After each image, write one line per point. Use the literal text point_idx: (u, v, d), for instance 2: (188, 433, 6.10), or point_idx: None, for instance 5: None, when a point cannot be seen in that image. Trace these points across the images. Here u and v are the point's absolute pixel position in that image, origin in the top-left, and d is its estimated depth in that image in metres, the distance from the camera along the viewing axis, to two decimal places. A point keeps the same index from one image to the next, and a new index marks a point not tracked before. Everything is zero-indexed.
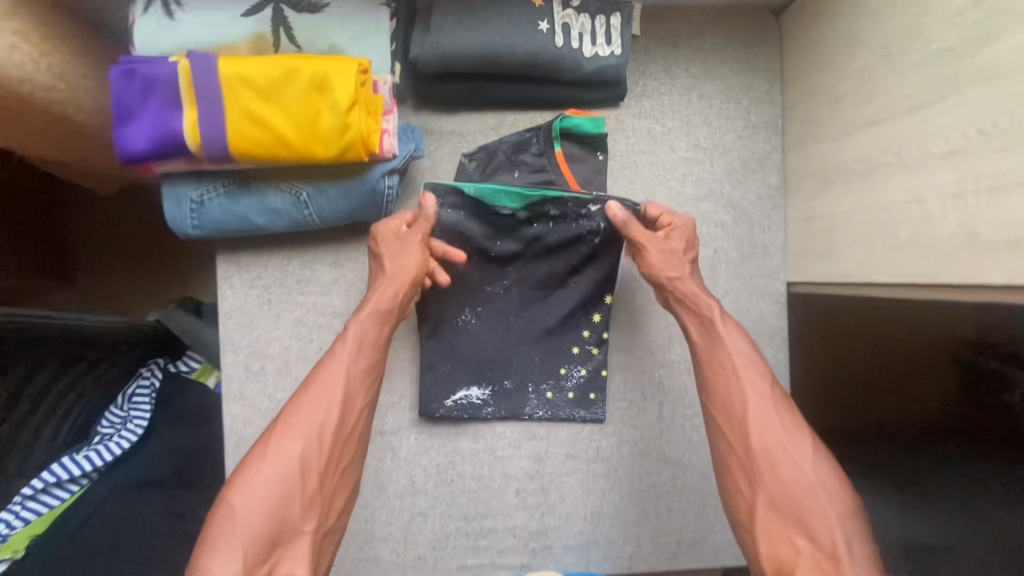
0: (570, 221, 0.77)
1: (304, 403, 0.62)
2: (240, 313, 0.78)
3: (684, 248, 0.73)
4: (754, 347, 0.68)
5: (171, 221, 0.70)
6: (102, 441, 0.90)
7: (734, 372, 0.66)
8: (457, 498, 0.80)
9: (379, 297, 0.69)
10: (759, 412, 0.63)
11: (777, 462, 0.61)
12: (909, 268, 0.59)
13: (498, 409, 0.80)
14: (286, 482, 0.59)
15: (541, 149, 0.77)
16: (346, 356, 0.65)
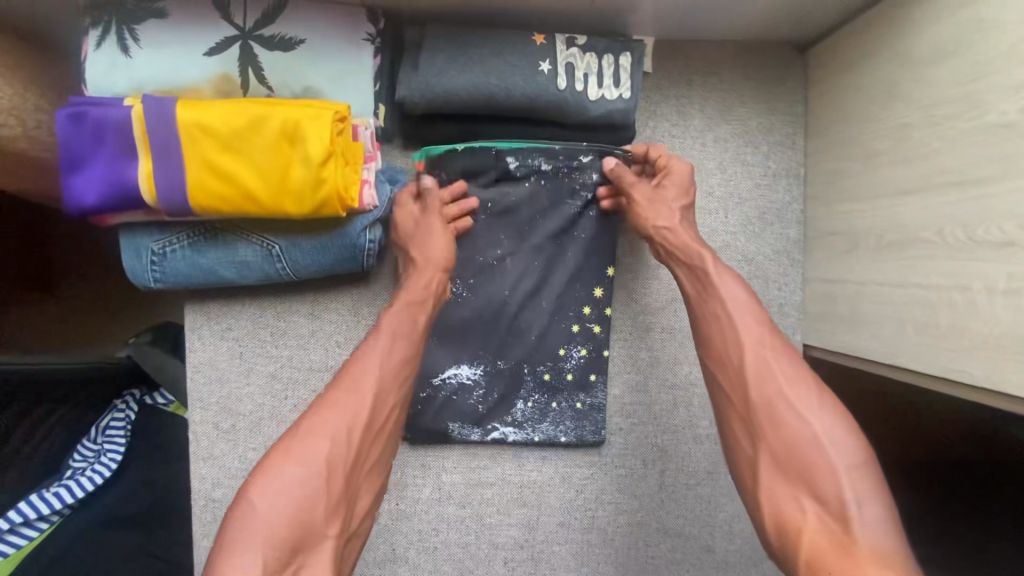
0: (565, 180, 0.71)
1: (333, 397, 0.54)
2: (210, 366, 0.72)
3: (678, 196, 0.67)
4: (755, 297, 0.60)
5: (131, 272, 0.64)
6: (73, 475, 0.84)
7: (729, 320, 0.58)
8: (440, 567, 0.74)
9: (412, 288, 0.64)
10: (758, 359, 0.55)
11: (785, 415, 0.52)
12: (948, 362, 0.53)
13: (491, 390, 0.73)
14: (309, 482, 0.49)
15: (537, 192, 0.71)
16: (381, 347, 0.58)
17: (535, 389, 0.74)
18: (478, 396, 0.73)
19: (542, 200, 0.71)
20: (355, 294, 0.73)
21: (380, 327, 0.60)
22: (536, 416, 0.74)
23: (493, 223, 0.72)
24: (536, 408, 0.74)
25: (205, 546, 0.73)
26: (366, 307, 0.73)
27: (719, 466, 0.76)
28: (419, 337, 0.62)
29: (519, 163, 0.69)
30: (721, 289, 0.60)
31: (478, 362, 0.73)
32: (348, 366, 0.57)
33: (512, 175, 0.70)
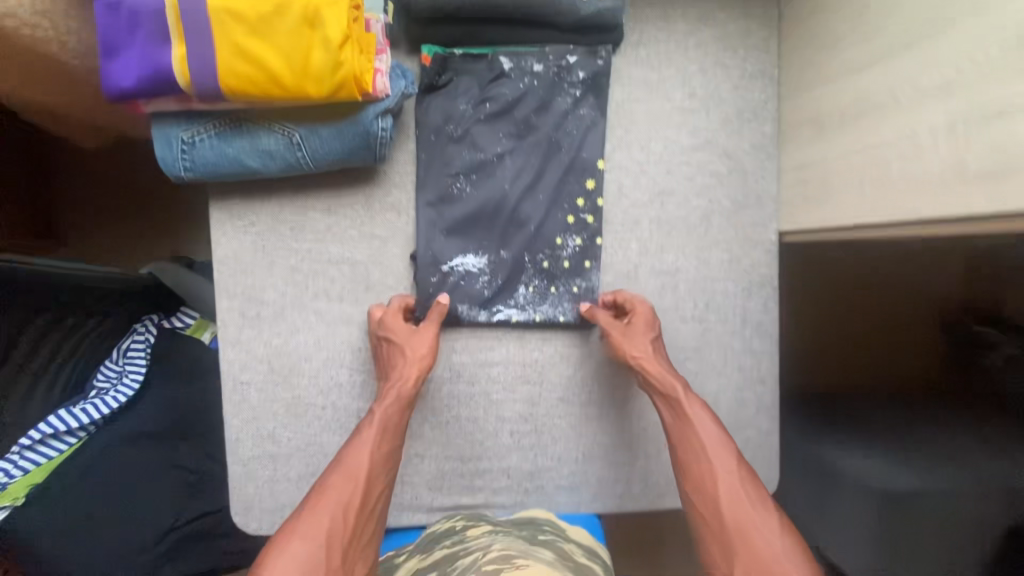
0: (554, 77, 0.79)
1: (329, 486, 0.69)
2: (235, 259, 0.78)
3: (650, 332, 0.78)
4: (720, 426, 0.74)
5: (162, 162, 0.70)
6: (98, 394, 1.03)
7: (703, 451, 0.72)
8: (453, 440, 0.82)
9: (400, 385, 0.75)
10: (729, 491, 0.69)
11: (750, 536, 0.66)
12: (902, 205, 0.60)
13: (495, 277, 0.81)
14: (313, 560, 0.64)
15: (533, 86, 0.78)
16: (368, 438, 0.72)
17: (535, 274, 0.81)
18: (484, 282, 0.81)
19: (535, 95, 0.79)
20: (367, 190, 0.79)
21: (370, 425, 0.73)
22: (535, 299, 0.81)
23: (492, 125, 0.79)
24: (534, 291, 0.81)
25: (235, 426, 0.80)
26: (378, 203, 0.79)
27: (702, 343, 0.84)
28: (401, 429, 0.75)
29: (513, 65, 0.78)
30: (693, 417, 0.74)
31: (483, 253, 0.81)
32: (348, 461, 0.71)
33: (508, 77, 0.78)
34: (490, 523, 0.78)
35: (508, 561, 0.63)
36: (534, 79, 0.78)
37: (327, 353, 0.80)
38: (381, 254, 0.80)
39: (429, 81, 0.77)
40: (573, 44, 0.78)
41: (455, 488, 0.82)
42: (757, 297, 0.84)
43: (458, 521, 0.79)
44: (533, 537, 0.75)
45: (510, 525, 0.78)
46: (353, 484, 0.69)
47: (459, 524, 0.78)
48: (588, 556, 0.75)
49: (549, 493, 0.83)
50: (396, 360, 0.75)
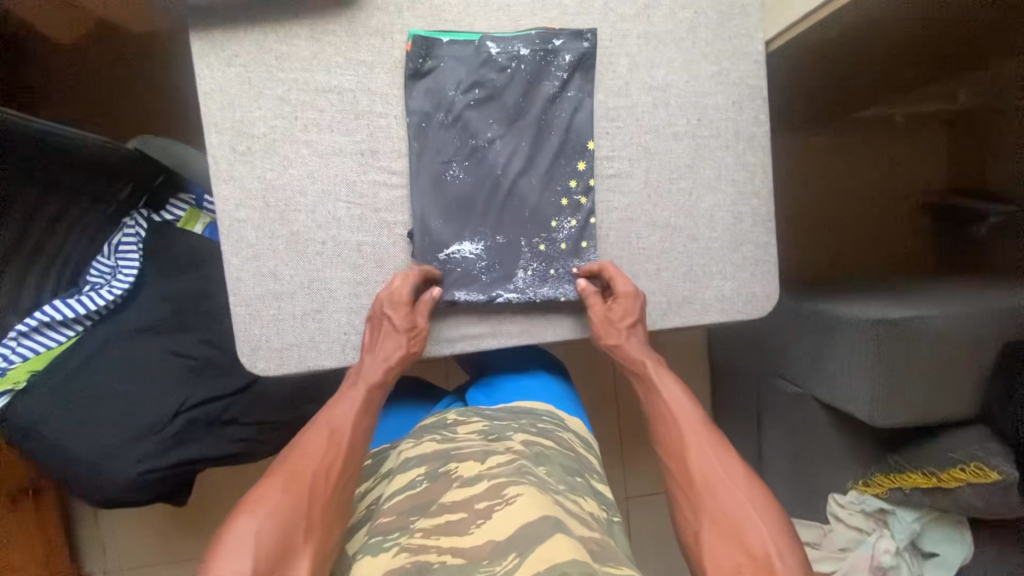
0: (540, 60, 0.80)
1: (307, 447, 0.70)
2: (221, 92, 0.77)
3: (629, 318, 0.82)
4: (687, 392, 0.79)
5: None
6: (93, 288, 1.03)
7: (672, 415, 0.76)
8: (455, 270, 0.82)
9: (381, 355, 0.78)
10: (696, 448, 0.71)
11: (716, 487, 0.67)
12: None
13: (493, 263, 0.83)
14: (295, 507, 0.63)
15: (519, 71, 0.80)
16: (353, 408, 0.75)
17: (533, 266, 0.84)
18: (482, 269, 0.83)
19: None
20: (350, 15, 0.78)
21: (354, 398, 0.76)
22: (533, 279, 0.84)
23: (483, 109, 0.81)
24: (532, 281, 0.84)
25: (235, 265, 0.79)
26: (362, 27, 0.78)
27: (696, 159, 0.84)
28: (378, 398, 0.78)
29: (500, 49, 0.80)
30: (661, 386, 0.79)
31: (480, 240, 0.83)
32: (333, 429, 0.72)
33: (495, 60, 0.80)
34: (481, 419, 0.85)
35: (499, 491, 0.64)
36: (522, 63, 0.80)
37: (322, 186, 0.79)
38: (368, 82, 0.79)
39: (417, 70, 0.79)
40: (558, 28, 0.80)
41: (461, 317, 0.84)
42: (748, 110, 0.84)
43: (450, 415, 0.88)
44: (530, 425, 0.84)
45: (507, 417, 0.86)
46: (333, 446, 0.70)
47: (450, 418, 0.86)
48: (582, 444, 0.87)
49: (554, 312, 0.85)
50: (381, 332, 0.79)
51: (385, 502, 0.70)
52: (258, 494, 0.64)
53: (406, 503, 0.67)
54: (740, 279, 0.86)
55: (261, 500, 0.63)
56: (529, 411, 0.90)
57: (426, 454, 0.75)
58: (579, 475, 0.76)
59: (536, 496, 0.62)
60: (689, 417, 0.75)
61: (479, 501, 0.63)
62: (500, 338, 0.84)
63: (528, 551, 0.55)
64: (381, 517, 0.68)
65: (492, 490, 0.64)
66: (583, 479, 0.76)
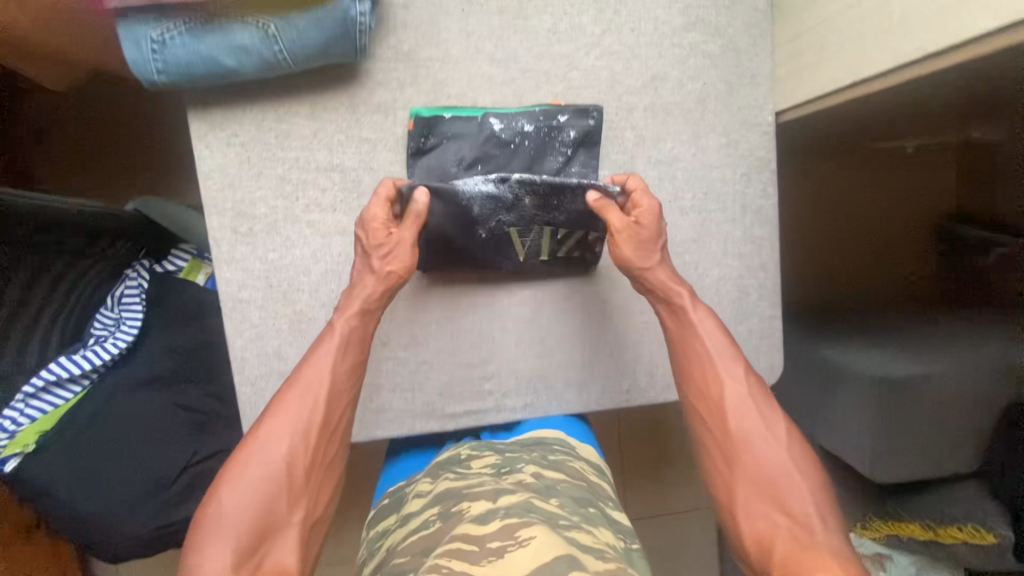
0: (544, 136, 0.79)
1: (278, 414, 0.71)
2: (221, 173, 0.76)
3: (655, 236, 0.77)
4: (722, 330, 0.78)
5: (133, 64, 0.66)
6: (98, 342, 1.03)
7: (708, 357, 0.76)
8: (459, 345, 0.83)
9: (361, 295, 0.75)
10: (735, 400, 0.74)
11: (756, 445, 0.72)
12: (897, 53, 0.59)
13: (497, 208, 0.78)
14: (275, 480, 0.68)
15: (523, 148, 0.79)
16: (325, 355, 0.74)
17: (530, 187, 0.76)
18: (480, 195, 0.76)
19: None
20: (350, 92, 0.76)
21: (330, 345, 0.74)
22: (527, 208, 0.78)
23: None
24: (523, 218, 0.78)
25: (239, 345, 0.79)
26: (363, 104, 0.76)
27: (702, 234, 0.83)
28: (363, 344, 0.76)
29: (503, 125, 0.78)
30: (697, 322, 0.77)
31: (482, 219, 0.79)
32: (315, 386, 0.73)
33: (498, 137, 0.78)
34: (494, 452, 0.80)
35: (510, 530, 0.59)
36: (526, 140, 0.79)
37: (325, 266, 0.79)
38: (370, 160, 0.77)
39: (421, 149, 0.77)
40: (561, 104, 0.78)
41: (465, 393, 0.83)
42: (756, 183, 0.83)
43: (465, 449, 0.83)
44: (543, 458, 0.77)
45: (516, 448, 0.81)
46: (309, 404, 0.72)
47: (465, 452, 0.82)
48: (597, 473, 0.79)
49: (558, 391, 0.85)
50: (360, 271, 0.76)
51: (401, 542, 0.68)
52: (240, 465, 0.68)
53: (419, 545, 0.65)
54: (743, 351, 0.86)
55: (234, 475, 0.67)
56: (541, 442, 0.81)
57: (437, 496, 0.72)
58: (593, 504, 0.71)
59: (551, 538, 0.58)
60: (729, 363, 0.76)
61: (492, 535, 0.59)
62: (503, 414, 0.84)
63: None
64: (395, 558, 0.66)
65: (502, 528, 0.60)
66: (597, 509, 0.70)
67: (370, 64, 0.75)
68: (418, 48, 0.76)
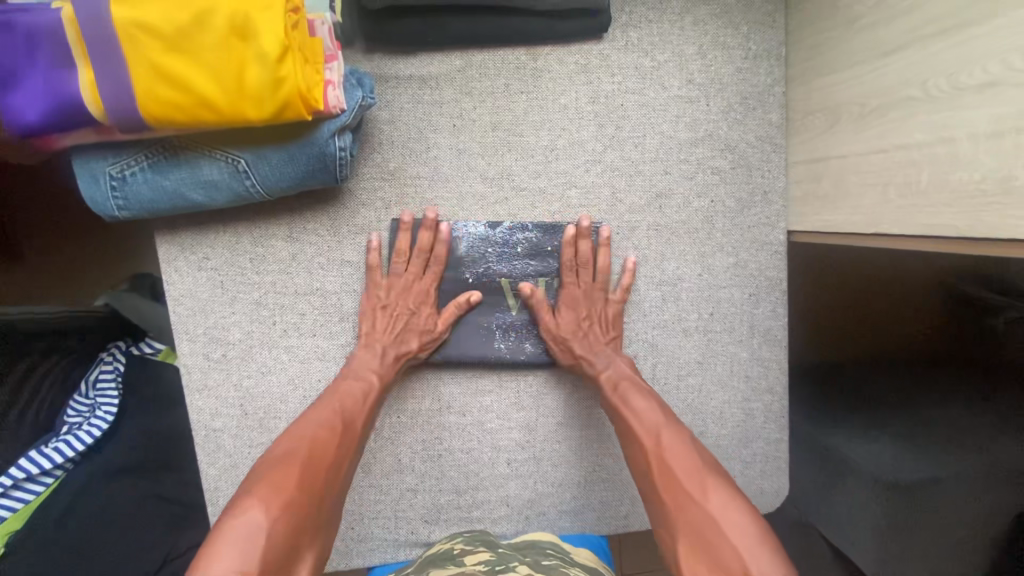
0: (548, 242, 0.73)
1: (315, 445, 0.63)
2: (192, 298, 0.71)
3: (593, 295, 0.75)
4: (650, 394, 0.71)
5: (91, 202, 0.61)
6: (70, 431, 0.93)
7: (629, 419, 0.69)
8: (446, 472, 0.77)
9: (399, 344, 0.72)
10: (660, 457, 0.64)
11: (688, 504, 0.59)
12: (923, 220, 0.54)
13: (488, 251, 0.73)
14: (301, 510, 0.57)
15: (524, 256, 0.73)
16: (371, 403, 0.69)
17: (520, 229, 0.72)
18: (470, 236, 0.72)
19: (511, 110, 0.70)
20: (332, 213, 0.70)
21: (356, 390, 0.69)
22: (517, 256, 0.73)
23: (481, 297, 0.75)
24: (513, 265, 0.74)
25: (212, 475, 0.74)
26: (345, 225, 0.71)
27: (707, 355, 0.78)
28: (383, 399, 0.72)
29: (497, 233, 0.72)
30: (620, 388, 0.71)
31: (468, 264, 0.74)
32: (338, 418, 0.66)
33: (495, 252, 0.73)
34: (488, 548, 0.71)
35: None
36: (525, 255, 0.74)
37: (304, 392, 0.74)
38: (353, 283, 0.73)
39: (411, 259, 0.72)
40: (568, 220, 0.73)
41: (452, 520, 0.78)
42: (766, 304, 0.78)
43: (458, 544, 0.73)
44: (536, 562, 0.69)
45: (510, 549, 0.73)
46: (347, 444, 0.65)
47: (456, 548, 0.72)
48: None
49: (551, 519, 0.80)
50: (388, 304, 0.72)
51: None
52: (251, 489, 0.57)
53: None
54: (748, 474, 0.81)
55: (252, 494, 0.56)
56: (533, 543, 0.75)
57: None
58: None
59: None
60: (642, 423, 0.67)
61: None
62: None
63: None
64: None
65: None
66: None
67: (353, 186, 0.70)
68: (404, 165, 0.70)
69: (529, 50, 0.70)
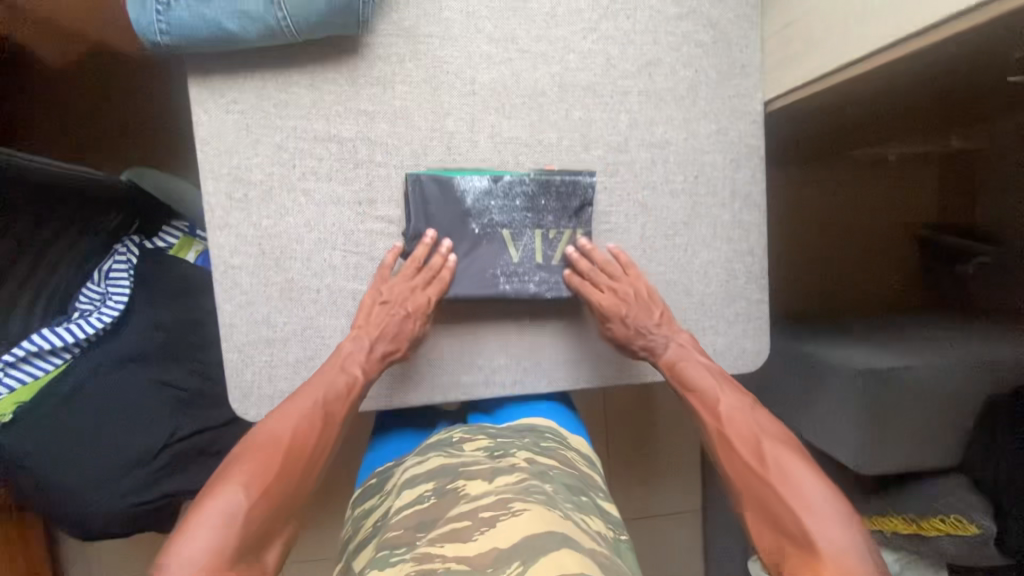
0: (545, 195, 0.80)
1: (296, 430, 0.69)
2: (219, 138, 0.76)
3: (625, 298, 0.81)
4: (720, 377, 0.77)
5: (138, 26, 0.68)
6: (82, 316, 0.95)
7: (700, 401, 0.76)
8: (449, 317, 0.83)
9: (382, 344, 0.78)
10: (724, 434, 0.72)
11: (752, 476, 0.67)
12: (885, 32, 0.62)
13: (490, 203, 0.80)
14: (276, 493, 0.64)
15: (523, 207, 0.81)
16: (346, 393, 0.75)
17: (520, 183, 0.79)
18: (474, 190, 0.79)
19: None
20: (352, 64, 0.77)
21: (341, 383, 0.75)
22: (517, 208, 0.80)
23: (485, 246, 0.81)
24: (514, 218, 0.81)
25: (229, 311, 0.78)
26: (362, 77, 0.77)
27: (693, 217, 0.85)
28: (361, 391, 0.77)
29: (499, 186, 0.79)
30: (694, 373, 0.78)
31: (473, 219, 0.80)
32: (321, 411, 0.72)
33: (497, 207, 0.80)
34: (486, 435, 0.78)
35: (505, 504, 0.60)
36: (523, 207, 0.81)
37: (319, 235, 0.79)
38: (368, 131, 0.78)
39: (422, 217, 0.79)
40: (563, 173, 0.80)
41: (454, 365, 0.83)
42: (746, 169, 0.85)
43: (457, 432, 0.80)
44: (534, 444, 0.76)
45: (509, 434, 0.78)
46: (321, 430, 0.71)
47: (456, 435, 0.78)
48: (591, 467, 0.78)
49: (546, 369, 0.85)
50: (377, 307, 0.79)
51: (392, 517, 0.65)
52: (238, 469, 0.64)
53: (414, 518, 0.62)
54: (732, 333, 0.87)
55: (227, 482, 0.63)
56: (532, 430, 0.81)
57: (433, 472, 0.70)
58: (584, 494, 0.69)
59: (546, 512, 0.59)
60: (704, 401, 0.76)
61: (487, 503, 0.60)
62: (491, 389, 0.84)
63: (533, 559, 0.51)
64: (387, 532, 0.63)
65: (500, 503, 0.60)
66: (589, 498, 0.68)
67: (372, 41, 0.77)
68: (419, 24, 0.78)
69: None
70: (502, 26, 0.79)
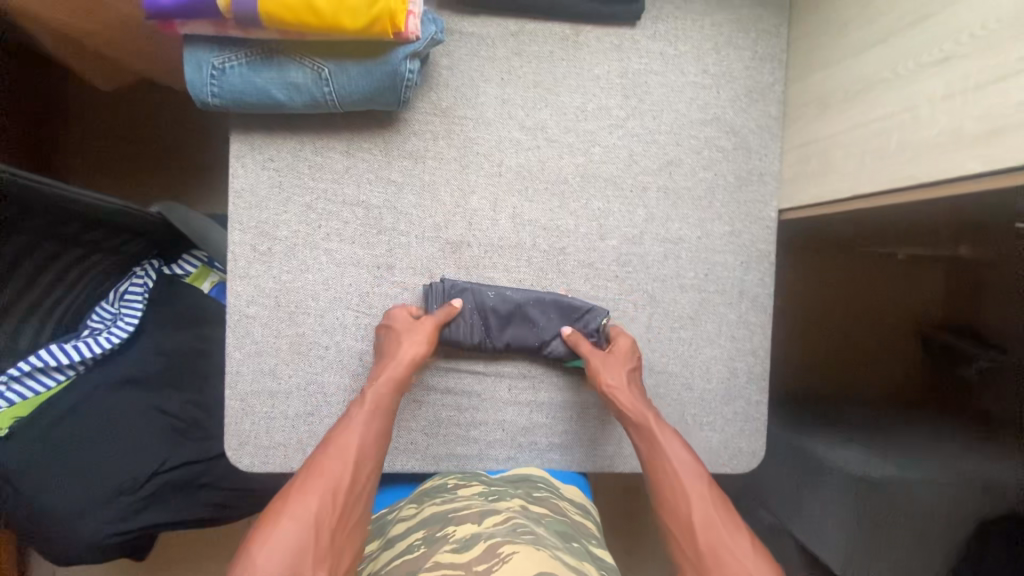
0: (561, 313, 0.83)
1: (315, 471, 0.65)
2: (251, 193, 0.79)
3: (621, 356, 0.80)
4: (694, 456, 0.73)
5: (190, 85, 0.71)
6: (92, 334, 0.95)
7: (676, 474, 0.71)
8: (451, 387, 0.84)
9: (394, 372, 0.75)
10: (702, 512, 0.67)
11: (728, 561, 0.62)
12: (898, 173, 0.64)
13: (505, 313, 0.82)
14: (303, 540, 0.58)
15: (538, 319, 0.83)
16: (360, 422, 0.70)
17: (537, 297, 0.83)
18: (493, 297, 0.83)
19: (551, 74, 0.83)
20: (387, 136, 0.81)
21: (359, 415, 0.71)
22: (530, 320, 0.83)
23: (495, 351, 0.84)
24: (526, 329, 0.83)
25: (237, 359, 0.80)
26: (396, 150, 0.81)
27: (700, 312, 0.86)
28: (392, 414, 0.74)
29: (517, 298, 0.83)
30: (666, 444, 0.73)
31: (488, 326, 0.83)
32: (333, 447, 0.67)
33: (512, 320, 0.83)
34: (480, 482, 0.78)
35: (493, 549, 0.57)
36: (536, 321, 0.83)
37: (335, 293, 0.81)
38: (395, 200, 0.81)
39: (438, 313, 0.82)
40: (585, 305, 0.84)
41: (450, 437, 0.84)
42: (756, 271, 0.87)
43: (452, 477, 0.80)
44: (528, 493, 0.76)
45: (504, 483, 0.79)
46: (344, 464, 0.66)
47: (451, 481, 0.79)
48: (580, 514, 0.77)
49: (542, 449, 0.85)
50: (388, 341, 0.77)
51: (382, 569, 0.63)
52: (268, 520, 0.59)
53: (404, 568, 0.60)
54: (728, 431, 0.87)
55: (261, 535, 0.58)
56: (524, 478, 0.81)
57: (423, 520, 0.69)
58: (575, 540, 0.68)
59: (534, 555, 0.56)
60: (679, 471, 0.71)
61: (476, 544, 0.59)
62: (484, 463, 0.85)
63: None
64: None
65: (487, 548, 0.57)
66: (580, 544, 0.67)
67: (408, 116, 0.81)
68: (455, 106, 0.81)
69: (574, 23, 0.82)
70: (535, 115, 0.83)
